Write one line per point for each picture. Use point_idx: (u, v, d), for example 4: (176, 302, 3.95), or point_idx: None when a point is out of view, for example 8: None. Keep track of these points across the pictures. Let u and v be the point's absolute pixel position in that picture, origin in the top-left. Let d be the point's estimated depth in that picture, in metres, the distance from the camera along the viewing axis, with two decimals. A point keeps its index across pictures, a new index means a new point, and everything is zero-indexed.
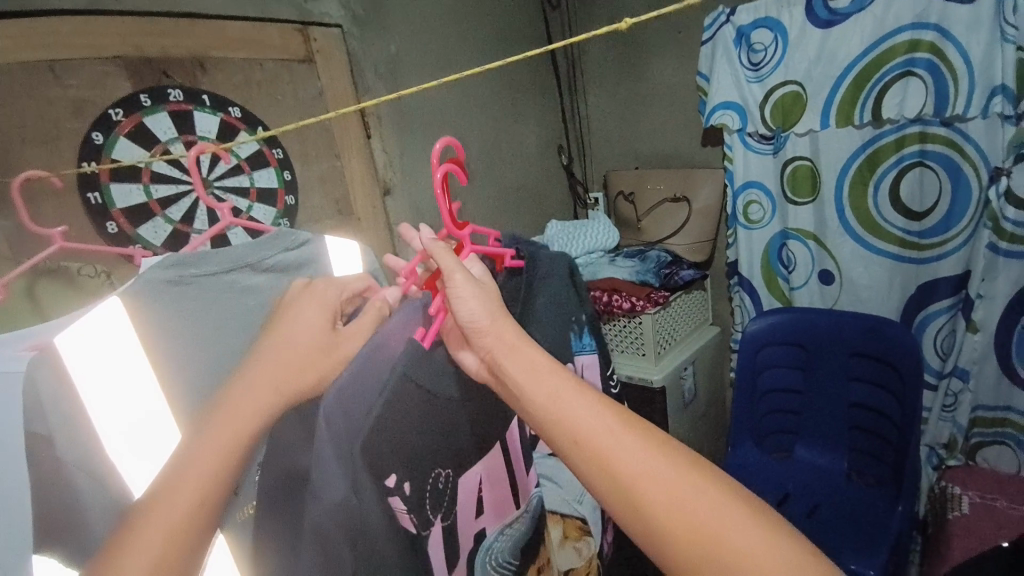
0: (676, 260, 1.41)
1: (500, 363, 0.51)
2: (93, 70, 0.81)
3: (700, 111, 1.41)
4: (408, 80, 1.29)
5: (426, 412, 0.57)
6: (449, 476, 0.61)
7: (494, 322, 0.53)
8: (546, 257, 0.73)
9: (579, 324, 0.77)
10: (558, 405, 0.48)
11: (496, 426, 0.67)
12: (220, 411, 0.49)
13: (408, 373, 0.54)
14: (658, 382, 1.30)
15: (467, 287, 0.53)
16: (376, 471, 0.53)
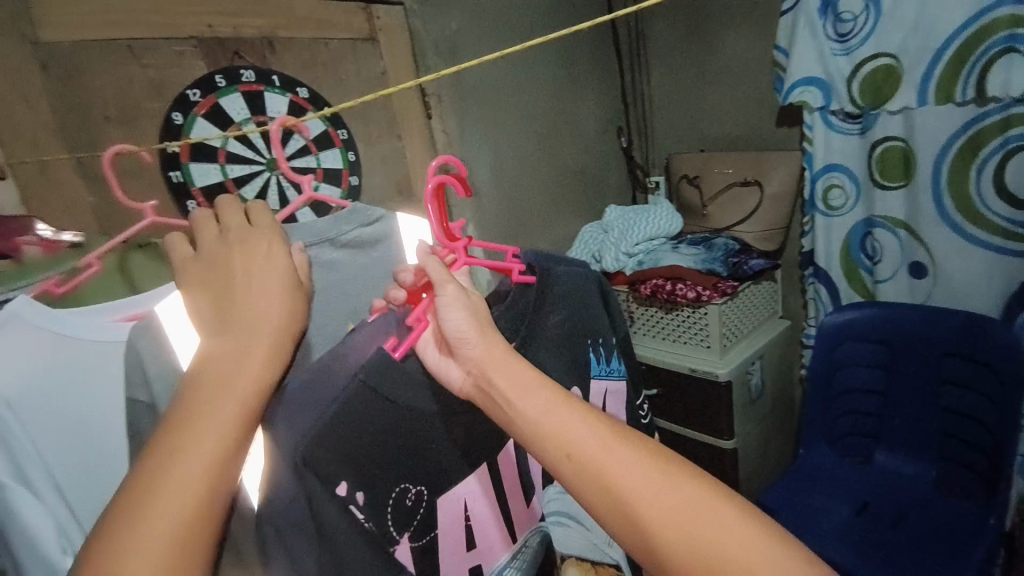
0: (745, 249, 1.32)
1: (484, 378, 0.50)
2: (171, 51, 0.83)
3: (776, 88, 1.31)
4: (468, 58, 1.26)
5: (385, 414, 0.53)
6: (424, 495, 0.56)
7: (480, 337, 0.52)
8: (563, 275, 0.69)
9: (597, 343, 0.72)
10: (549, 422, 0.47)
11: (484, 448, 0.61)
12: (209, 372, 0.47)
13: (369, 381, 0.52)
14: (724, 377, 1.25)
15: (457, 297, 0.53)
16: (324, 476, 0.49)
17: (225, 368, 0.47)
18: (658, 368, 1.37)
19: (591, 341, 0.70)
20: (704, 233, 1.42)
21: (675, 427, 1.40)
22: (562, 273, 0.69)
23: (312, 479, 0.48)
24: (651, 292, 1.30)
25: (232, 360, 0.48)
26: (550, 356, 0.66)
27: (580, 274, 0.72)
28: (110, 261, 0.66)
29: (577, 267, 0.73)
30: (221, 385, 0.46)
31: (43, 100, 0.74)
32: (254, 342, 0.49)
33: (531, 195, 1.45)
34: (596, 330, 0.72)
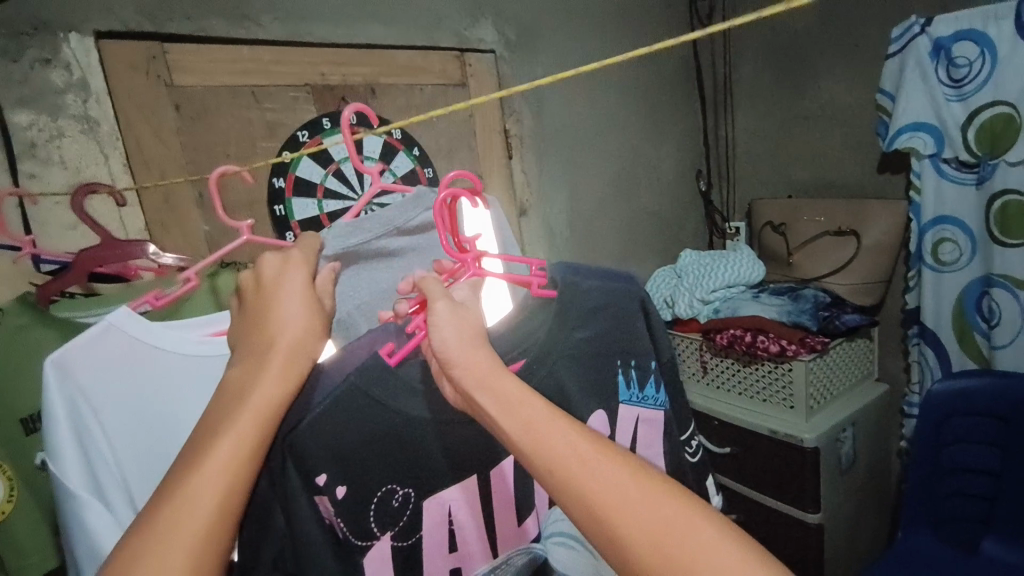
0: (837, 303, 1.22)
1: (465, 385, 0.45)
2: (286, 96, 0.92)
3: (879, 134, 1.24)
4: (551, 102, 1.29)
5: (374, 415, 0.52)
6: (410, 496, 0.55)
7: (466, 345, 0.47)
8: (589, 290, 0.63)
9: (629, 363, 0.66)
10: (530, 434, 0.41)
11: (478, 457, 0.59)
12: (223, 394, 0.46)
13: (359, 384, 0.51)
14: (811, 442, 1.14)
15: (446, 316, 0.48)
16: (305, 468, 0.49)
17: (238, 387, 0.46)
18: (734, 425, 1.28)
19: (622, 362, 0.66)
20: (789, 283, 1.33)
21: (748, 490, 1.30)
22: (590, 288, 0.63)
23: (292, 472, 0.48)
24: (729, 342, 1.22)
25: (247, 377, 0.46)
26: (569, 371, 0.62)
27: (618, 292, 0.65)
28: (203, 282, 0.72)
29: (616, 284, 0.66)
30: (235, 401, 0.45)
31: (172, 136, 0.82)
32: (268, 358, 0.47)
33: (604, 235, 1.44)
34: (634, 351, 0.67)
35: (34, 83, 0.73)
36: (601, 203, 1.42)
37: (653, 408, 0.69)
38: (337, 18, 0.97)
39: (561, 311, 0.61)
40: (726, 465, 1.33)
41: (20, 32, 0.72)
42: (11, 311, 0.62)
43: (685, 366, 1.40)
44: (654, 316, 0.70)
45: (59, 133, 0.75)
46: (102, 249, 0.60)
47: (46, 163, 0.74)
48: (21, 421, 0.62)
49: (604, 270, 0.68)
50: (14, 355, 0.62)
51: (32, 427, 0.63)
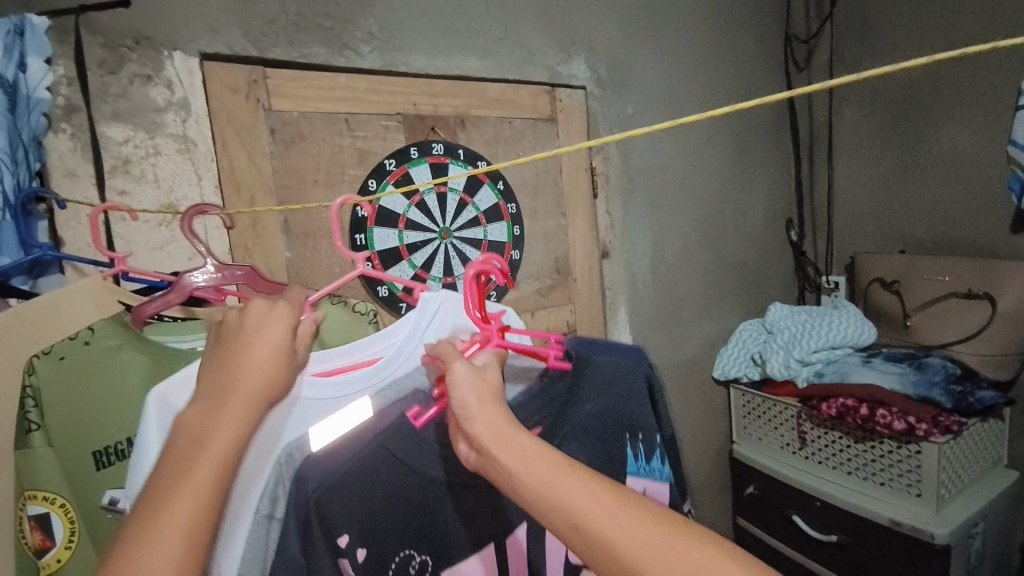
0: (969, 375, 1.04)
1: (481, 440, 0.43)
2: (378, 124, 0.90)
3: (1013, 188, 1.06)
4: (640, 141, 1.23)
5: (399, 479, 0.54)
6: (427, 562, 0.56)
7: (484, 401, 0.46)
8: (601, 364, 0.66)
9: (635, 436, 0.66)
10: (552, 493, 0.39)
11: (490, 526, 0.59)
12: (175, 440, 0.41)
13: (386, 444, 0.54)
14: (944, 541, 0.96)
15: (465, 375, 0.47)
16: (329, 526, 0.49)
17: (196, 436, 0.42)
18: (842, 510, 1.11)
19: (629, 434, 0.66)
20: (906, 348, 1.18)
21: None
22: (601, 362, 0.66)
23: (316, 529, 0.48)
24: (839, 413, 1.08)
25: (200, 420, 0.42)
26: (579, 443, 0.63)
27: (627, 365, 0.67)
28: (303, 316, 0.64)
29: (623, 359, 0.67)
30: (193, 445, 0.41)
31: (265, 161, 0.80)
32: (229, 401, 0.44)
33: (688, 284, 1.34)
34: (636, 422, 0.67)
35: (133, 99, 0.71)
36: (686, 249, 1.32)
37: (660, 481, 0.67)
38: (435, 49, 0.95)
39: (573, 386, 0.63)
40: (828, 556, 1.15)
41: (120, 44, 0.70)
42: (99, 330, 0.52)
43: (763, 434, 1.31)
44: (660, 387, 0.71)
45: (155, 151, 0.73)
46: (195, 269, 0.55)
47: (139, 180, 0.72)
48: (95, 453, 0.51)
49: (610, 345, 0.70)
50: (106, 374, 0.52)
51: (106, 462, 0.52)
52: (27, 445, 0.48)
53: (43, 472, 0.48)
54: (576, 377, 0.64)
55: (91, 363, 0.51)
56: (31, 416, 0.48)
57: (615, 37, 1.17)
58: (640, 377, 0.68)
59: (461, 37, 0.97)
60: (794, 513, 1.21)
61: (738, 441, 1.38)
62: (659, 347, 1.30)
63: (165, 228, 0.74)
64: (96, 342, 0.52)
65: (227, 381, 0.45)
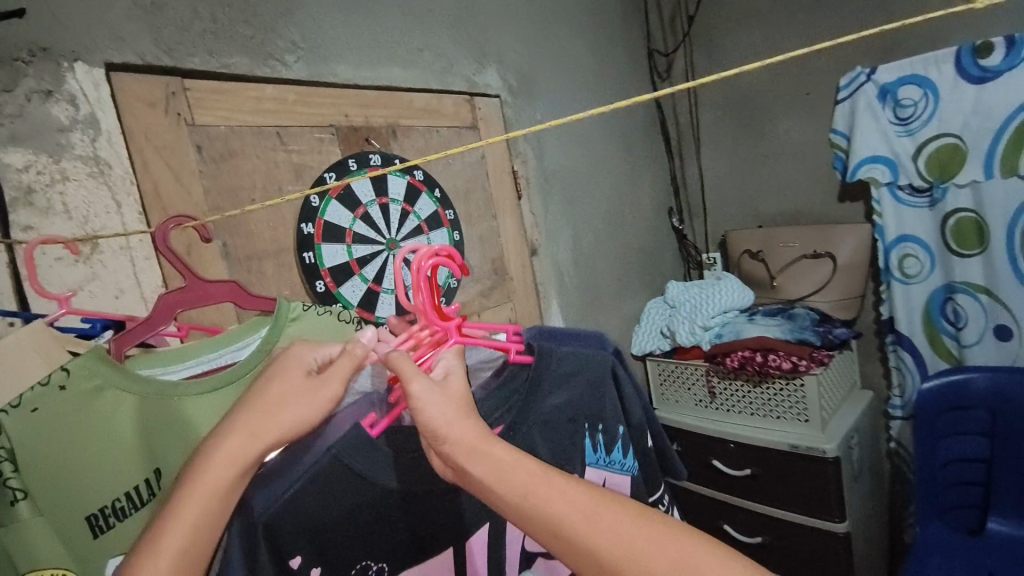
0: (826, 319, 1.34)
1: (456, 460, 0.43)
2: (312, 137, 0.86)
3: (840, 169, 1.38)
4: (551, 145, 1.33)
5: (353, 491, 0.53)
6: (386, 570, 0.56)
7: (455, 420, 0.45)
8: (566, 355, 0.68)
9: (596, 427, 0.68)
10: (527, 503, 0.40)
11: (448, 528, 0.59)
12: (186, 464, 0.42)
13: (340, 456, 0.52)
14: (832, 452, 1.20)
15: (427, 394, 0.46)
16: (279, 550, 0.49)
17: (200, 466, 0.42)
18: (752, 446, 1.32)
19: (589, 426, 0.67)
20: (778, 304, 1.44)
21: (759, 505, 1.35)
22: (564, 355, 0.67)
23: (263, 553, 0.47)
24: (741, 364, 1.28)
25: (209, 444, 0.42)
26: (541, 435, 0.65)
27: (590, 357, 0.68)
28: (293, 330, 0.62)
29: (589, 352, 0.69)
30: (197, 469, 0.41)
31: (196, 181, 0.72)
32: (235, 427, 0.42)
33: (603, 272, 1.48)
34: (602, 415, 0.68)
35: (31, 119, 0.61)
36: (597, 240, 1.46)
37: (620, 473, 0.70)
38: (360, 60, 0.94)
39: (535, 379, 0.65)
40: (748, 488, 1.36)
41: (15, 58, 0.60)
42: (76, 369, 0.47)
43: (677, 394, 1.48)
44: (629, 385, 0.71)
45: (62, 177, 0.63)
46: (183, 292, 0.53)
47: (46, 213, 0.61)
48: (89, 517, 0.47)
49: (574, 334, 0.74)
50: (88, 422, 0.48)
51: (102, 527, 0.48)
52: (15, 518, 0.42)
53: (37, 546, 0.43)
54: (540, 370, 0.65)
55: (62, 410, 0.47)
56: (10, 484, 0.42)
57: (519, 49, 1.26)
58: (600, 370, 0.68)
59: (383, 48, 0.98)
60: (714, 459, 1.40)
61: (657, 406, 1.55)
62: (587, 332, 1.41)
63: (81, 266, 0.63)
64: (73, 385, 0.47)
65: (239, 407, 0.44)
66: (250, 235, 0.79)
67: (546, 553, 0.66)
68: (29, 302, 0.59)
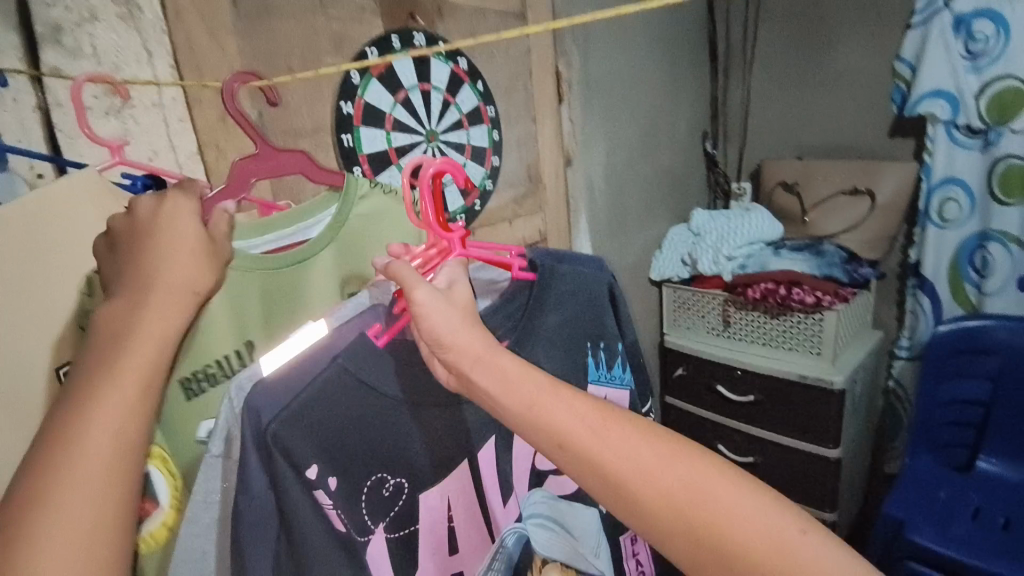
0: (852, 258, 1.33)
1: (460, 369, 0.43)
2: (353, 5, 0.77)
3: (896, 102, 1.30)
4: (597, 45, 1.23)
5: (363, 402, 0.51)
6: (401, 485, 0.54)
7: (461, 329, 0.44)
8: (565, 274, 0.65)
9: (598, 345, 0.68)
10: (535, 413, 0.40)
11: (458, 441, 0.58)
12: (99, 333, 0.41)
13: (348, 366, 0.49)
14: (840, 384, 1.25)
15: (434, 302, 0.45)
16: (297, 460, 0.46)
17: (122, 324, 0.41)
18: (763, 375, 1.35)
19: (591, 344, 0.67)
20: (805, 240, 1.41)
21: (755, 429, 1.40)
22: (565, 273, 0.65)
23: (280, 462, 0.45)
24: (762, 295, 1.27)
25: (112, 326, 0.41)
26: (546, 352, 0.63)
27: (591, 279, 0.67)
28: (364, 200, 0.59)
29: (586, 271, 0.67)
30: (127, 336, 0.41)
31: (231, 39, 0.66)
32: (148, 298, 0.42)
33: (634, 193, 1.44)
34: (603, 332, 0.68)
35: None
36: (631, 157, 1.40)
37: (619, 387, 0.71)
38: None
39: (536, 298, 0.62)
40: (747, 414, 1.41)
41: None
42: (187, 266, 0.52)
43: (690, 321, 1.49)
44: (621, 301, 0.71)
45: (91, 16, 0.56)
46: (259, 156, 0.51)
47: (74, 55, 0.55)
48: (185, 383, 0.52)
49: (575, 256, 0.67)
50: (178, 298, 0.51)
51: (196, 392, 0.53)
52: None
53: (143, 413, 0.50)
54: (540, 291, 0.62)
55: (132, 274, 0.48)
56: None
57: None
58: (601, 291, 0.67)
59: None
60: (717, 384, 1.44)
61: (665, 330, 1.55)
62: (610, 252, 1.39)
63: (111, 120, 0.59)
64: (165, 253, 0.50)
65: (144, 282, 0.43)
66: (286, 108, 0.73)
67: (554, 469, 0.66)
68: (62, 150, 0.55)
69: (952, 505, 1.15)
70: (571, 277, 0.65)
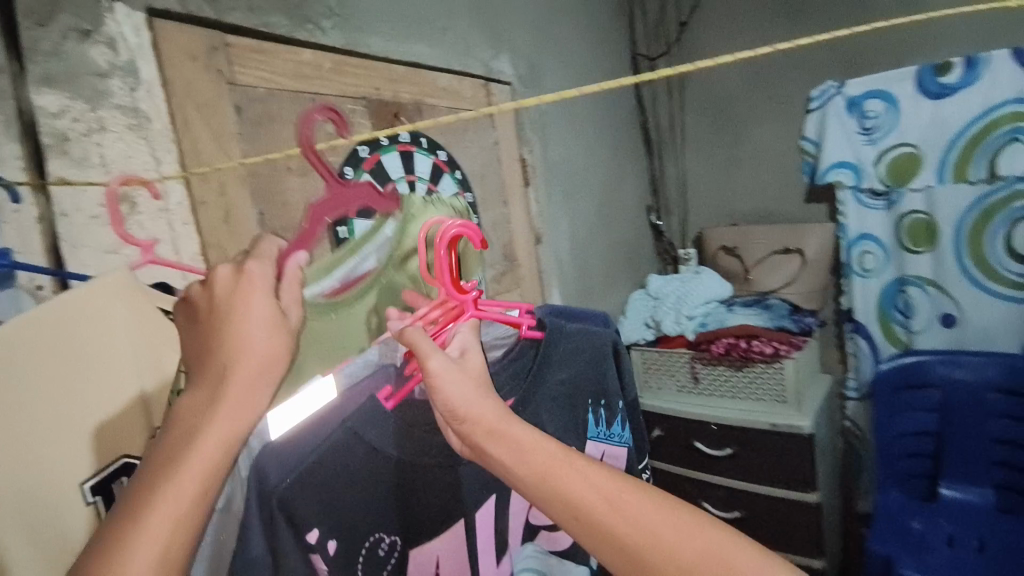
0: (796, 309, 1.48)
1: (474, 439, 0.40)
2: (344, 108, 0.83)
3: (808, 173, 1.52)
4: (553, 135, 1.36)
5: (365, 462, 0.50)
6: (396, 542, 0.52)
7: (475, 398, 0.41)
8: (573, 334, 0.67)
9: (598, 402, 0.69)
10: (548, 483, 0.37)
11: (460, 500, 0.55)
12: (172, 431, 0.34)
13: (355, 429, 0.49)
14: (808, 429, 1.32)
15: (449, 369, 0.42)
16: (296, 522, 0.44)
17: (192, 423, 0.34)
18: (733, 426, 1.41)
19: (591, 401, 0.68)
20: (751, 295, 1.55)
21: (732, 481, 1.45)
22: (572, 332, 0.67)
23: (281, 525, 0.43)
24: (725, 350, 1.37)
25: (184, 425, 0.34)
26: (548, 413, 0.64)
27: (595, 338, 0.69)
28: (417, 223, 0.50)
29: (592, 331, 0.70)
30: (188, 439, 0.34)
31: (234, 143, 0.68)
32: (227, 389, 0.35)
33: (597, 263, 1.53)
34: (603, 391, 0.69)
35: (70, 60, 0.55)
36: (591, 231, 1.51)
37: (617, 445, 0.71)
38: (389, 34, 0.92)
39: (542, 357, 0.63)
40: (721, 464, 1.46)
41: None
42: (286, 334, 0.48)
43: (660, 381, 1.51)
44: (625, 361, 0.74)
45: (100, 127, 0.57)
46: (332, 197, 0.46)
47: (81, 164, 0.55)
48: None
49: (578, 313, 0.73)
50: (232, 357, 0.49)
51: None
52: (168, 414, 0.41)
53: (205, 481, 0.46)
54: (547, 350, 0.63)
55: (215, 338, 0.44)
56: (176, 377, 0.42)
57: (529, 41, 1.28)
58: (605, 350, 0.70)
59: (411, 24, 0.97)
60: (694, 441, 1.48)
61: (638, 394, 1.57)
62: None
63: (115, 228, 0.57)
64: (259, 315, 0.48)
65: (217, 369, 0.35)
66: (282, 204, 0.74)
67: (547, 525, 0.65)
68: (65, 261, 0.54)
69: (924, 536, 1.21)
70: (579, 336, 0.68)
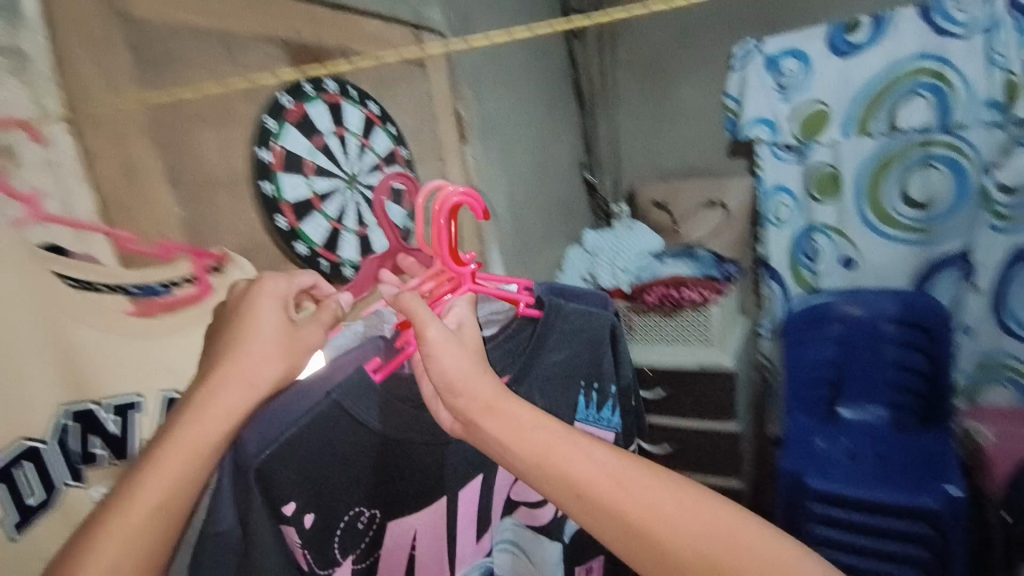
0: (720, 258, 1.58)
1: (472, 413, 0.43)
2: (260, 51, 0.75)
3: (731, 130, 1.59)
4: (487, 88, 1.33)
5: (349, 439, 0.49)
6: (375, 518, 0.53)
7: (475, 375, 0.44)
8: (572, 314, 0.66)
9: (591, 386, 0.69)
10: (550, 461, 0.40)
11: (445, 477, 0.57)
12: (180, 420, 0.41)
13: (342, 400, 0.48)
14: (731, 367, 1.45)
15: (443, 340, 0.45)
16: (273, 496, 0.45)
17: (201, 417, 0.41)
18: (668, 370, 1.50)
19: (584, 383, 0.68)
20: (680, 246, 1.63)
21: (664, 419, 1.56)
22: (572, 312, 0.66)
23: (256, 495, 0.43)
24: (656, 299, 1.45)
25: (175, 414, 0.41)
26: (540, 390, 0.65)
27: (596, 320, 0.67)
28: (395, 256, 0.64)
29: (594, 312, 0.67)
30: (190, 429, 0.40)
31: (133, 87, 0.60)
32: (225, 392, 0.42)
33: (534, 220, 1.54)
34: (598, 374, 0.69)
35: None
36: (528, 188, 1.51)
37: (606, 429, 0.71)
38: None
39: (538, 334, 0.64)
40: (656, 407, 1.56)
41: None
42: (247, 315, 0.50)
43: None
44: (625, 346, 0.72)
45: None
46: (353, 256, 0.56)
47: None
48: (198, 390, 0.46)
49: (585, 294, 0.69)
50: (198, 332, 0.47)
51: None
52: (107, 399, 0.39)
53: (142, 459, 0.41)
54: (546, 327, 0.64)
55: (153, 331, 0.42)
56: None
57: None
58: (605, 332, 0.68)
59: None
60: None
61: None
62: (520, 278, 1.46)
63: None
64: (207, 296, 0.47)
65: (214, 369, 0.43)
66: (197, 158, 0.67)
67: (529, 502, 0.66)
68: None
69: (828, 454, 1.36)
70: (581, 316, 0.66)
